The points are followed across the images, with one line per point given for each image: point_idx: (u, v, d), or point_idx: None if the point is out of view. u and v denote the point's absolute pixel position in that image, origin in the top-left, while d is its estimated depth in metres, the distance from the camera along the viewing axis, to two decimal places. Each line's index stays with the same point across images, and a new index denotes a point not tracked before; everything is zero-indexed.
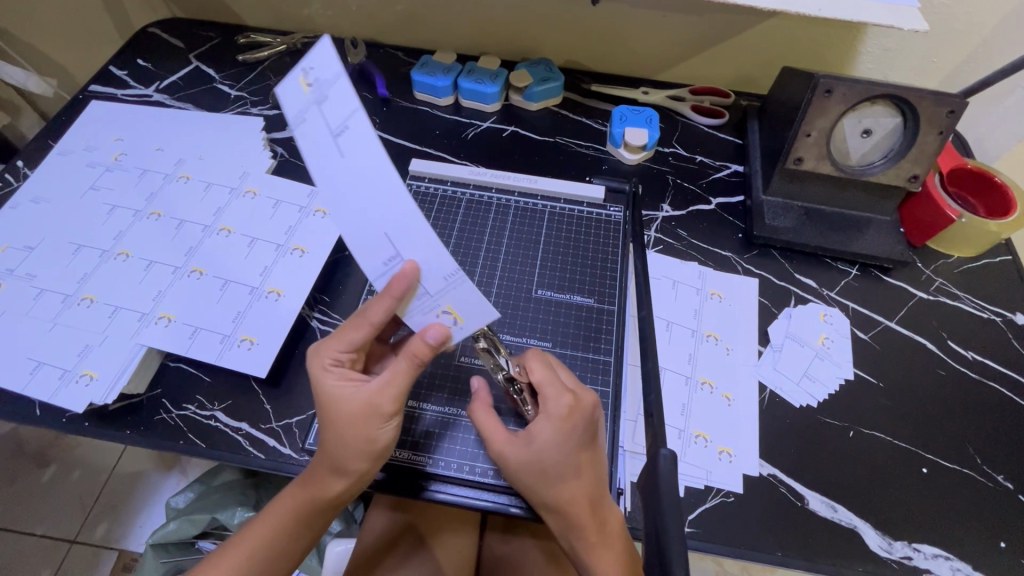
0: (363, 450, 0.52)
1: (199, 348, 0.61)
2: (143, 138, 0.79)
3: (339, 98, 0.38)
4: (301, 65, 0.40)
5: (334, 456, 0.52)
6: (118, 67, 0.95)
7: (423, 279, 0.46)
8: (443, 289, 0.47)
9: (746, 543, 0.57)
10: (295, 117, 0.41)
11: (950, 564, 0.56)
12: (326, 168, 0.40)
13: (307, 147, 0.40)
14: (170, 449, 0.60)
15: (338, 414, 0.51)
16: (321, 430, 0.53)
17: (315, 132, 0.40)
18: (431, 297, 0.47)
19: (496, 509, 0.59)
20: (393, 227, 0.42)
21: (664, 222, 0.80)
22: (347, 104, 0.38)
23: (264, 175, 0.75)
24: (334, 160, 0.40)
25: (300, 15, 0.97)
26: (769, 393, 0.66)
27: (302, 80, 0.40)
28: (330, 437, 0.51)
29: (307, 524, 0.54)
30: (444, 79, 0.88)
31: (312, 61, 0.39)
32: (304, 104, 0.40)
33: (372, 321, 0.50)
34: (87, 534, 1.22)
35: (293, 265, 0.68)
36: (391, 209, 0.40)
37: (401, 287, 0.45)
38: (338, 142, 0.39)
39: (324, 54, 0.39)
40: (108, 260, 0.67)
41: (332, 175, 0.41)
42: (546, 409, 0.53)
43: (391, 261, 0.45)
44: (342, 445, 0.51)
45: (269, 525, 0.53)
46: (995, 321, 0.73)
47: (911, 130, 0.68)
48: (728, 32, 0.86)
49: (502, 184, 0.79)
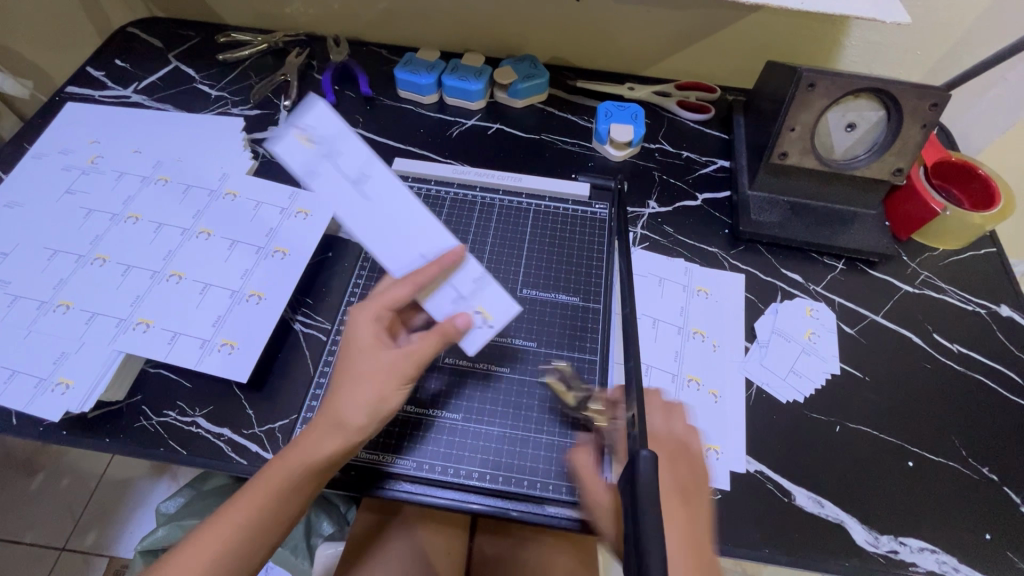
0: (375, 409, 0.51)
1: (177, 353, 0.60)
2: (120, 139, 0.78)
3: (350, 156, 0.52)
4: (296, 125, 0.52)
5: (339, 410, 0.50)
6: (96, 67, 0.93)
7: (453, 276, 0.55)
8: (474, 291, 0.55)
9: (733, 540, 0.56)
10: (304, 170, 0.52)
11: (935, 556, 0.57)
12: (348, 206, 0.52)
13: (325, 190, 0.52)
14: (149, 456, 0.59)
15: (357, 364, 0.51)
16: (336, 382, 0.52)
17: (333, 180, 0.52)
18: (462, 296, 0.55)
19: (482, 513, 0.57)
20: (428, 247, 0.54)
21: (650, 219, 0.79)
22: (358, 155, 0.52)
23: (245, 177, 0.75)
24: (354, 200, 0.52)
25: (282, 13, 0.96)
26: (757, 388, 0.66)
27: (301, 140, 0.52)
28: (342, 386, 0.51)
29: (277, 516, 0.51)
30: (428, 77, 0.87)
31: (311, 125, 0.52)
32: (309, 156, 0.52)
33: (417, 282, 0.52)
34: (76, 542, 1.21)
35: (274, 268, 0.67)
36: (417, 233, 0.53)
37: (451, 258, 0.53)
38: (357, 183, 0.52)
39: (328, 123, 0.52)
40: (85, 265, 0.65)
41: (355, 211, 0.53)
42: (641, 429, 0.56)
43: (433, 249, 0.54)
44: (352, 394, 0.50)
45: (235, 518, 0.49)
46: (979, 314, 0.73)
47: (895, 123, 0.68)
48: (712, 27, 0.86)
49: (487, 182, 0.78)
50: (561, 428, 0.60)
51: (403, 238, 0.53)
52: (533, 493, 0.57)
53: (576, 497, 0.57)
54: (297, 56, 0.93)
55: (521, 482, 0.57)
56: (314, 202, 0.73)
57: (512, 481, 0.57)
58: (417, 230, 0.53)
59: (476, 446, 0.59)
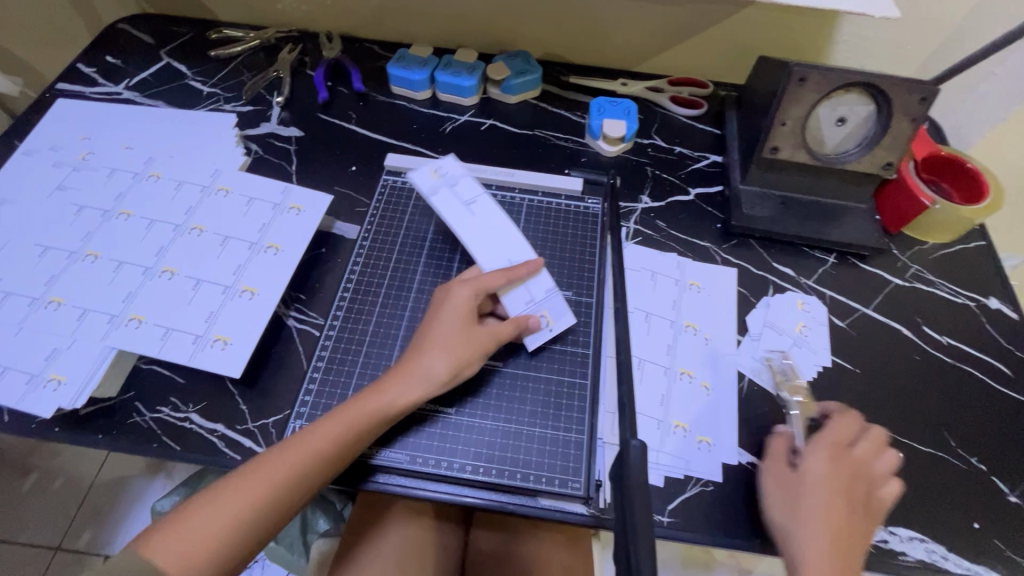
0: (457, 362, 0.57)
1: (170, 349, 0.60)
2: (112, 136, 0.77)
3: (466, 187, 0.70)
4: (432, 164, 0.70)
5: (422, 359, 0.57)
6: (86, 64, 0.93)
7: (532, 282, 0.65)
8: (544, 299, 0.65)
9: (725, 531, 0.57)
10: (430, 190, 0.69)
11: (925, 545, 0.57)
12: (458, 220, 0.67)
13: (444, 207, 0.68)
14: (142, 452, 0.59)
15: (443, 321, 0.59)
16: (426, 338, 0.59)
17: (452, 200, 0.68)
18: (535, 300, 0.65)
19: (476, 505, 0.57)
20: (515, 255, 0.66)
21: (643, 214, 0.80)
22: (473, 190, 0.70)
23: (238, 173, 0.74)
24: (465, 216, 0.68)
25: (274, 9, 0.96)
26: (785, 363, 0.65)
27: (432, 173, 0.70)
28: (427, 340, 0.59)
29: (332, 459, 0.53)
30: (421, 73, 0.87)
31: (442, 164, 0.71)
32: (437, 183, 0.69)
33: (511, 275, 0.63)
34: (71, 542, 1.20)
35: (267, 264, 0.67)
36: (509, 247, 0.67)
37: (532, 268, 0.64)
38: (470, 206, 0.68)
39: (451, 164, 0.71)
40: (76, 262, 0.65)
41: (463, 223, 0.67)
42: (826, 436, 0.58)
43: (520, 258, 0.66)
44: (439, 351, 0.58)
45: (301, 451, 0.52)
46: (969, 306, 0.74)
47: (884, 117, 0.69)
48: (704, 22, 0.86)
49: (479, 177, 0.79)
50: (554, 421, 0.61)
51: (500, 248, 0.66)
52: (526, 486, 0.57)
53: (569, 490, 0.57)
54: (290, 52, 0.93)
55: (514, 475, 0.57)
56: (307, 198, 0.73)
57: (505, 473, 0.57)
58: (512, 242, 0.67)
59: (470, 439, 0.59)
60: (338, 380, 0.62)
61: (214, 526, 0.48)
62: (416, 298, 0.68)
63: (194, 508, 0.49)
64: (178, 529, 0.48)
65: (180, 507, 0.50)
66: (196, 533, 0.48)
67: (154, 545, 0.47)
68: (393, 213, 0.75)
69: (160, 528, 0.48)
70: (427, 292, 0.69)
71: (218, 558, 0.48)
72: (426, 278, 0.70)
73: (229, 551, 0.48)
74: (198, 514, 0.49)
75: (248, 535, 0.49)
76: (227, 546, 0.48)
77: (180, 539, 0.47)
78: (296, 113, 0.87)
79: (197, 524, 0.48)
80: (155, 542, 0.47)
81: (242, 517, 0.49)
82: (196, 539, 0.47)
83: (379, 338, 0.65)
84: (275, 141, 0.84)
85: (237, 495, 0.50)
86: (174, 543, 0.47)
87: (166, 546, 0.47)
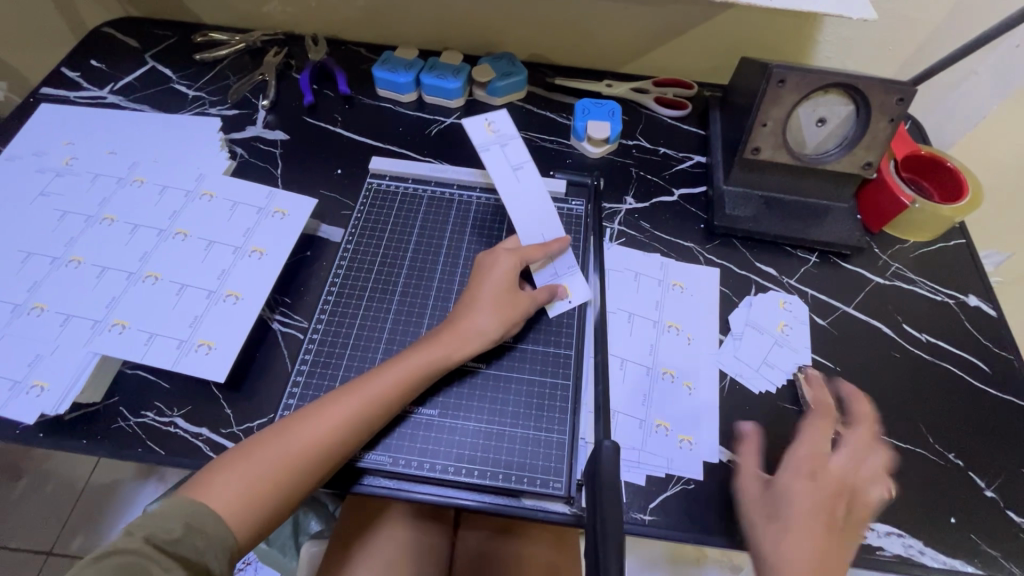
0: (499, 322, 0.62)
1: (154, 354, 0.60)
2: (95, 141, 0.77)
3: (517, 150, 0.72)
4: (488, 117, 0.72)
5: (470, 318, 0.62)
6: (70, 68, 0.92)
7: (558, 259, 0.70)
8: (567, 273, 0.70)
9: (705, 528, 0.58)
10: (482, 143, 0.71)
11: (902, 540, 0.58)
12: (502, 181, 0.70)
13: (493, 164, 0.71)
14: (126, 457, 0.59)
15: (488, 283, 0.64)
16: (470, 298, 0.63)
17: (501, 160, 0.71)
18: (556, 275, 0.70)
19: (459, 505, 0.58)
20: (548, 230, 0.70)
21: (627, 215, 0.80)
22: (522, 155, 0.72)
23: (222, 177, 0.75)
24: (510, 178, 0.70)
25: (260, 12, 0.96)
26: (814, 377, 0.66)
27: (485, 127, 0.72)
28: (474, 300, 0.63)
29: (382, 409, 0.56)
30: (407, 75, 0.88)
31: (497, 120, 0.72)
32: (489, 139, 0.71)
33: (548, 249, 0.68)
34: (63, 546, 1.20)
35: (251, 268, 0.67)
36: (543, 220, 0.70)
37: (558, 246, 0.69)
38: (516, 170, 0.71)
39: (506, 121, 0.73)
40: (59, 268, 0.65)
41: (507, 185, 0.70)
42: (800, 454, 0.58)
43: (553, 236, 0.70)
44: (483, 312, 0.62)
45: (354, 399, 0.55)
46: (948, 304, 0.75)
47: (863, 118, 0.69)
48: (688, 24, 0.87)
49: (464, 180, 0.79)
50: (535, 422, 0.61)
51: (534, 220, 0.70)
52: (507, 486, 0.57)
53: (550, 490, 0.57)
54: (276, 55, 0.93)
55: (496, 476, 0.58)
56: (292, 201, 0.73)
57: (489, 474, 0.58)
58: (544, 216, 0.71)
59: (452, 441, 0.59)
60: (322, 383, 0.63)
61: (270, 467, 0.51)
62: (399, 301, 0.69)
63: (250, 448, 0.52)
64: (236, 468, 0.50)
65: (236, 448, 0.53)
66: (253, 472, 0.50)
67: (212, 482, 0.50)
68: (376, 217, 0.76)
69: (218, 467, 0.51)
70: (411, 295, 0.69)
71: (274, 495, 0.51)
72: (410, 281, 0.70)
73: (283, 490, 0.51)
74: (256, 454, 0.51)
75: (303, 476, 0.52)
76: (283, 485, 0.51)
77: (238, 476, 0.50)
78: (282, 117, 0.88)
79: (255, 463, 0.51)
80: (213, 479, 0.50)
81: (297, 458, 0.52)
82: (259, 472, 0.51)
83: (362, 341, 0.66)
84: (260, 144, 0.84)
85: (297, 437, 0.52)
86: (233, 480, 0.50)
87: (231, 479, 0.50)
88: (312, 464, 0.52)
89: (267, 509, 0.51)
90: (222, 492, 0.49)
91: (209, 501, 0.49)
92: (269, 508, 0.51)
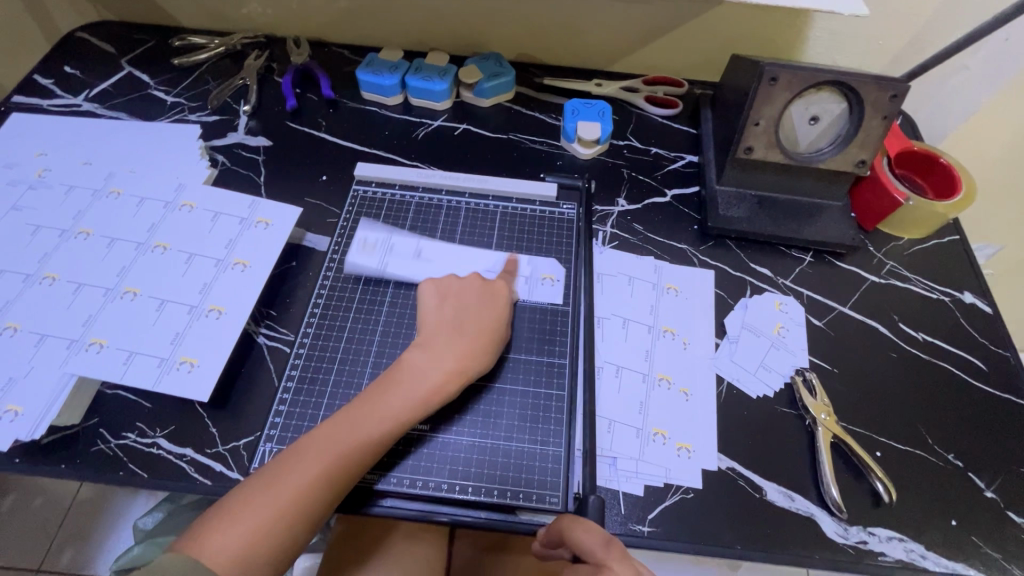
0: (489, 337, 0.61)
1: (134, 373, 0.58)
2: (70, 152, 0.75)
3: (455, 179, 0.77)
4: None
5: (465, 339, 0.60)
6: (43, 75, 0.89)
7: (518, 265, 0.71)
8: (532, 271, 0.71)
9: (704, 538, 0.57)
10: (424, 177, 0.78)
11: (903, 545, 0.57)
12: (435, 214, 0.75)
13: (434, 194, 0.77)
14: (107, 480, 0.57)
15: (478, 305, 0.62)
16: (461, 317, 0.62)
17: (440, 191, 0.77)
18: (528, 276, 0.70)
19: (454, 524, 0.56)
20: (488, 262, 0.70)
21: (620, 217, 0.79)
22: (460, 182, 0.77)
23: (202, 187, 0.72)
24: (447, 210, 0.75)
25: (239, 14, 0.93)
26: (812, 380, 0.66)
27: None
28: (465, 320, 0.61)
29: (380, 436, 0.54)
30: (391, 77, 0.86)
31: None
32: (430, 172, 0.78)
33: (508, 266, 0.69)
34: (51, 563, 1.18)
35: (234, 281, 0.65)
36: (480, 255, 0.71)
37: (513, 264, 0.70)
38: None
39: None
40: (32, 286, 0.63)
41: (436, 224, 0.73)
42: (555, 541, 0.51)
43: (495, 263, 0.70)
44: (474, 331, 0.61)
45: (352, 431, 0.53)
46: (944, 301, 0.74)
47: (856, 116, 0.69)
48: (677, 21, 0.85)
49: (451, 185, 0.77)
50: (531, 435, 0.60)
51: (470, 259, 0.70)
52: (504, 503, 0.56)
53: (547, 504, 0.56)
54: (256, 59, 0.91)
55: (492, 492, 0.57)
56: (275, 211, 0.71)
57: (485, 492, 0.57)
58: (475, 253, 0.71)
59: (445, 456, 0.58)
60: (309, 400, 0.61)
61: (271, 508, 0.48)
62: (388, 313, 0.67)
63: (245, 494, 0.48)
64: (235, 514, 0.47)
65: (229, 496, 0.49)
66: (253, 517, 0.47)
67: (209, 534, 0.46)
68: (363, 224, 0.74)
69: (212, 518, 0.47)
70: (398, 307, 0.67)
71: (279, 538, 0.47)
72: (399, 292, 0.69)
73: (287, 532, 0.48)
74: (254, 500, 0.48)
75: (307, 514, 0.49)
76: (287, 527, 0.48)
77: (239, 523, 0.46)
78: (264, 122, 0.85)
79: (253, 510, 0.47)
80: (210, 529, 0.46)
81: (299, 497, 0.49)
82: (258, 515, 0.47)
83: (351, 355, 0.64)
84: (242, 151, 0.82)
85: (296, 474, 0.50)
86: (232, 528, 0.46)
87: (229, 525, 0.46)
88: (314, 501, 0.50)
89: (270, 557, 0.47)
90: (221, 541, 0.45)
91: (210, 554, 0.45)
92: (272, 556, 0.47)
